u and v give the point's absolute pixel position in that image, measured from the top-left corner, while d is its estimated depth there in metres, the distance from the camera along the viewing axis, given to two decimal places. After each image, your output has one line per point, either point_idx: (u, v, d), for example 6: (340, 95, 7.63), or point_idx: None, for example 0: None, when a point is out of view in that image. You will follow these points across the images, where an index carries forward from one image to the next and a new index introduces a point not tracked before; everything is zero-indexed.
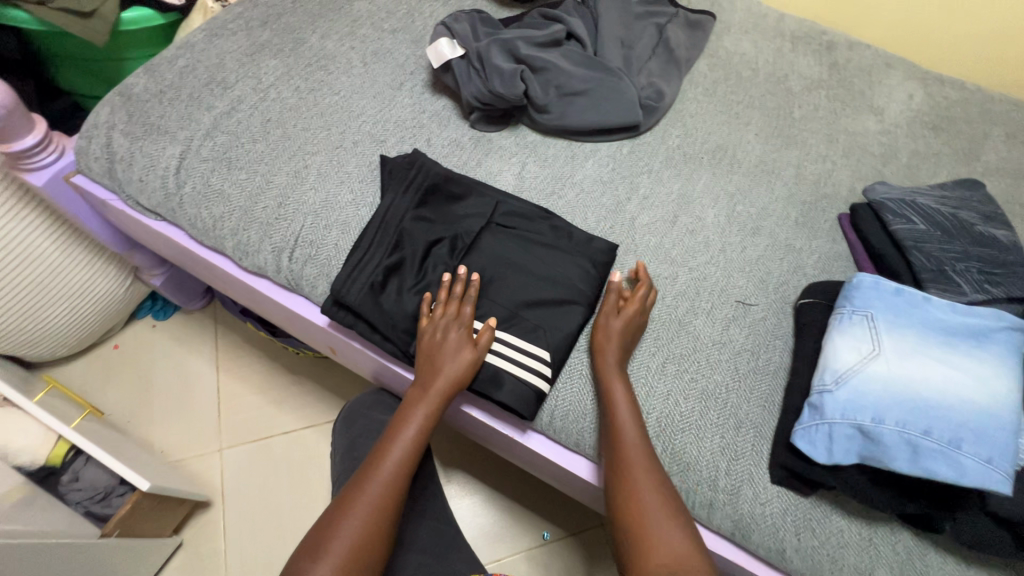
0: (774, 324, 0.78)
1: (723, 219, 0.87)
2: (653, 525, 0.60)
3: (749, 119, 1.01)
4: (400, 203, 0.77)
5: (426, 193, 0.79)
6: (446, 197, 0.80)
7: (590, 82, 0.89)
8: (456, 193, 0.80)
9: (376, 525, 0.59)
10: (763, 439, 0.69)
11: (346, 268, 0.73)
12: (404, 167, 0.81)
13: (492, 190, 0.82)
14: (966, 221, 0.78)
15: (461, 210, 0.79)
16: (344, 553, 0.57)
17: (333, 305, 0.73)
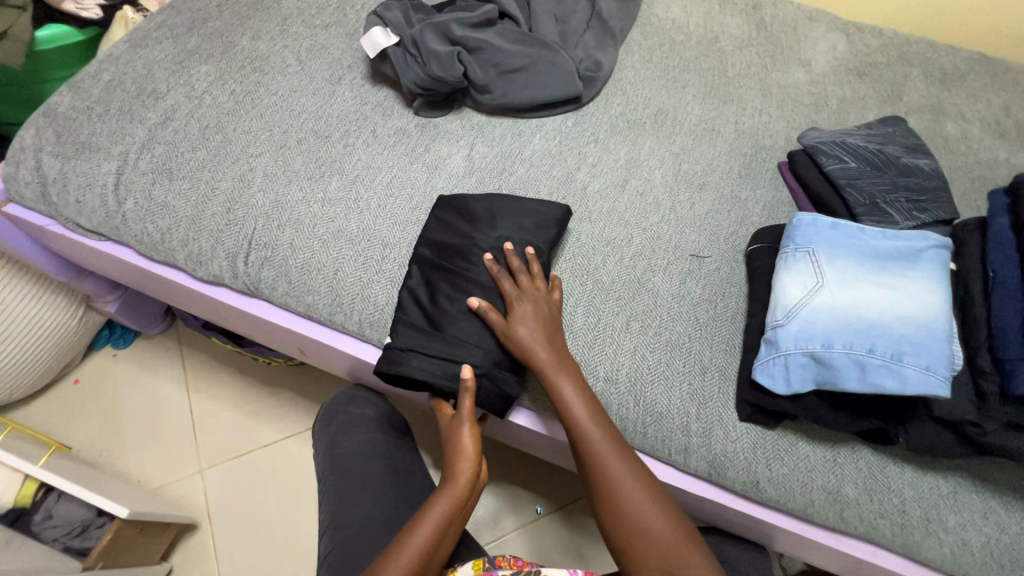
0: (728, 272, 0.81)
1: (670, 179, 0.90)
2: (636, 501, 0.62)
3: (686, 81, 1.04)
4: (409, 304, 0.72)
5: (441, 264, 0.74)
6: (459, 257, 0.75)
7: (527, 58, 0.90)
8: (465, 217, 0.78)
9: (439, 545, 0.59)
10: (728, 380, 0.72)
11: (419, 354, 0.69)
12: (453, 215, 0.78)
13: (508, 200, 0.79)
14: (892, 155, 0.83)
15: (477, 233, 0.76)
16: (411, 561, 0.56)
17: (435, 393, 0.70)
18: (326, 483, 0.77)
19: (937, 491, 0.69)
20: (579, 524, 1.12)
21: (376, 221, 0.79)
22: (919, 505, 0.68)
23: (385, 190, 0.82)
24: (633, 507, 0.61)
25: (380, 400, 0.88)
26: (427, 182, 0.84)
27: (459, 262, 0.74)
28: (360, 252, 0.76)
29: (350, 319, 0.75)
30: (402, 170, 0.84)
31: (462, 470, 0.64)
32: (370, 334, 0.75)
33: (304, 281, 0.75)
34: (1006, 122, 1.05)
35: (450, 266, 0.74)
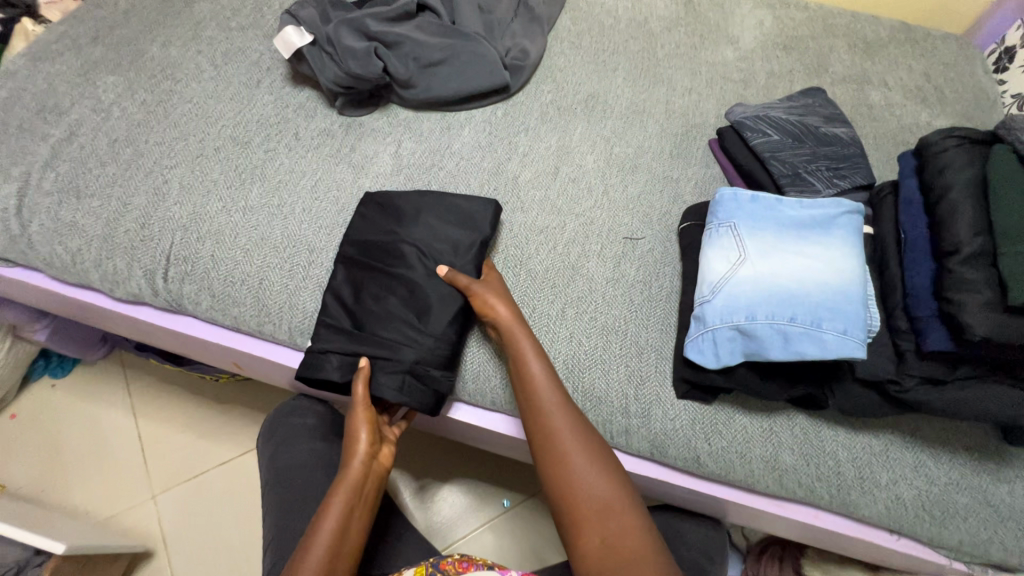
0: (661, 252, 0.82)
1: (602, 163, 0.90)
2: (575, 461, 0.61)
3: (616, 65, 1.04)
4: (333, 308, 0.70)
5: (366, 261, 0.73)
6: (384, 253, 0.73)
7: (449, 50, 0.89)
8: (395, 213, 0.76)
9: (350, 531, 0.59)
10: (665, 359, 0.73)
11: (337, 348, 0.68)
12: (379, 213, 0.76)
13: (437, 197, 0.77)
14: (812, 125, 0.85)
15: (406, 229, 0.75)
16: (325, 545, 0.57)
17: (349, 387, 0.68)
18: (269, 497, 0.75)
19: (869, 450, 0.70)
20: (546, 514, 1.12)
21: (301, 226, 0.77)
22: (853, 465, 0.70)
23: (309, 194, 0.79)
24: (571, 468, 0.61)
25: (325, 408, 0.86)
26: (353, 183, 0.82)
27: (386, 257, 0.73)
28: (286, 259, 0.74)
29: (280, 328, 0.73)
30: (327, 172, 0.82)
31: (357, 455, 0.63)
32: (301, 342, 0.73)
33: (228, 294, 0.73)
34: (927, 87, 1.08)
35: (377, 263, 0.72)
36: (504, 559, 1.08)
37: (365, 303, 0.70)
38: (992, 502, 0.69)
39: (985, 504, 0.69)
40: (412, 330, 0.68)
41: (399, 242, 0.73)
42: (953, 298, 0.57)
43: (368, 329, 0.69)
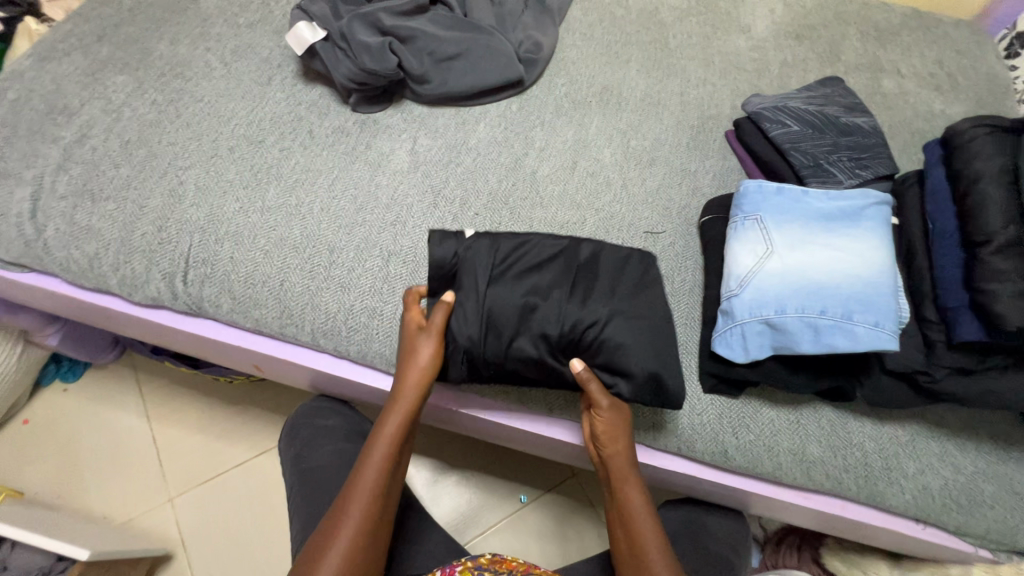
0: (683, 246, 0.81)
1: (620, 156, 0.89)
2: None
3: (629, 56, 1.03)
4: (489, 248, 0.68)
5: (571, 267, 0.69)
6: (580, 275, 0.68)
7: (463, 44, 0.87)
8: (594, 268, 0.69)
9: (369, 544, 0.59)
10: (691, 353, 0.73)
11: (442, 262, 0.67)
12: (578, 262, 0.70)
13: (648, 290, 0.68)
14: (832, 115, 0.84)
15: (595, 282, 0.68)
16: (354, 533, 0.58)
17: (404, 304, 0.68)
18: (294, 499, 0.75)
19: (896, 441, 0.71)
20: (564, 508, 1.13)
21: (320, 226, 0.76)
22: (880, 456, 0.70)
23: (327, 193, 0.78)
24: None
25: (347, 408, 0.86)
26: (370, 181, 0.81)
27: (568, 283, 0.67)
28: (306, 259, 0.73)
29: (302, 329, 0.72)
30: (344, 171, 0.81)
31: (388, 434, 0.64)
32: (325, 343, 0.72)
33: (249, 296, 0.72)
34: (940, 74, 1.08)
35: (570, 274, 0.68)
36: (523, 554, 1.09)
37: (502, 271, 0.67)
38: (1018, 489, 0.70)
39: (1011, 491, 0.70)
40: (484, 331, 0.65)
41: (583, 282, 0.68)
42: (986, 288, 0.57)
43: (466, 293, 0.66)
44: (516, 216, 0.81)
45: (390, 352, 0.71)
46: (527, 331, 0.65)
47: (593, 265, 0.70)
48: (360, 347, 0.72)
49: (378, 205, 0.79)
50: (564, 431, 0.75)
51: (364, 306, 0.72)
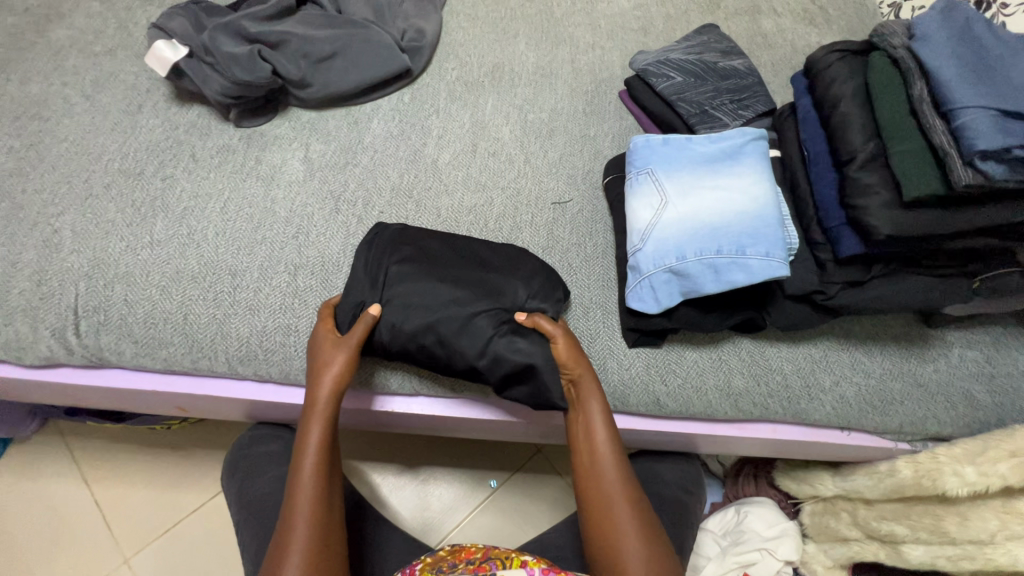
0: (591, 211, 0.83)
1: (519, 132, 0.90)
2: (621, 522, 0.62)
3: (516, 31, 1.03)
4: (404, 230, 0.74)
5: (505, 257, 0.73)
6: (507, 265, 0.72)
7: (339, 41, 0.84)
8: (521, 263, 0.72)
9: None
10: (611, 313, 0.75)
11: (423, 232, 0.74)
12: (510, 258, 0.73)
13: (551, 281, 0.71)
14: (710, 61, 0.87)
15: (516, 272, 0.71)
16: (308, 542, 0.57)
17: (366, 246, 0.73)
18: (242, 533, 0.73)
19: (811, 358, 0.75)
20: (533, 484, 1.15)
21: (217, 251, 0.72)
22: (799, 375, 0.74)
23: (220, 217, 0.75)
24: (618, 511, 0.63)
25: (287, 431, 0.83)
26: (266, 196, 0.78)
27: (498, 271, 0.71)
28: (207, 288, 0.70)
29: (216, 360, 0.69)
30: (236, 190, 0.78)
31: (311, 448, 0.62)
32: (243, 370, 0.70)
33: (152, 336, 0.68)
34: (813, 8, 1.13)
35: (503, 261, 0.72)
36: (501, 538, 1.10)
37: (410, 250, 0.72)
38: (922, 382, 0.75)
39: (916, 385, 0.75)
40: (420, 298, 0.68)
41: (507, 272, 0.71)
42: (857, 204, 0.60)
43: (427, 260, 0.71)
44: (422, 208, 0.80)
45: None
46: (461, 295, 0.68)
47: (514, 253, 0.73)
48: (281, 367, 0.70)
49: (277, 220, 0.76)
50: (503, 412, 0.75)
51: (278, 325, 0.70)
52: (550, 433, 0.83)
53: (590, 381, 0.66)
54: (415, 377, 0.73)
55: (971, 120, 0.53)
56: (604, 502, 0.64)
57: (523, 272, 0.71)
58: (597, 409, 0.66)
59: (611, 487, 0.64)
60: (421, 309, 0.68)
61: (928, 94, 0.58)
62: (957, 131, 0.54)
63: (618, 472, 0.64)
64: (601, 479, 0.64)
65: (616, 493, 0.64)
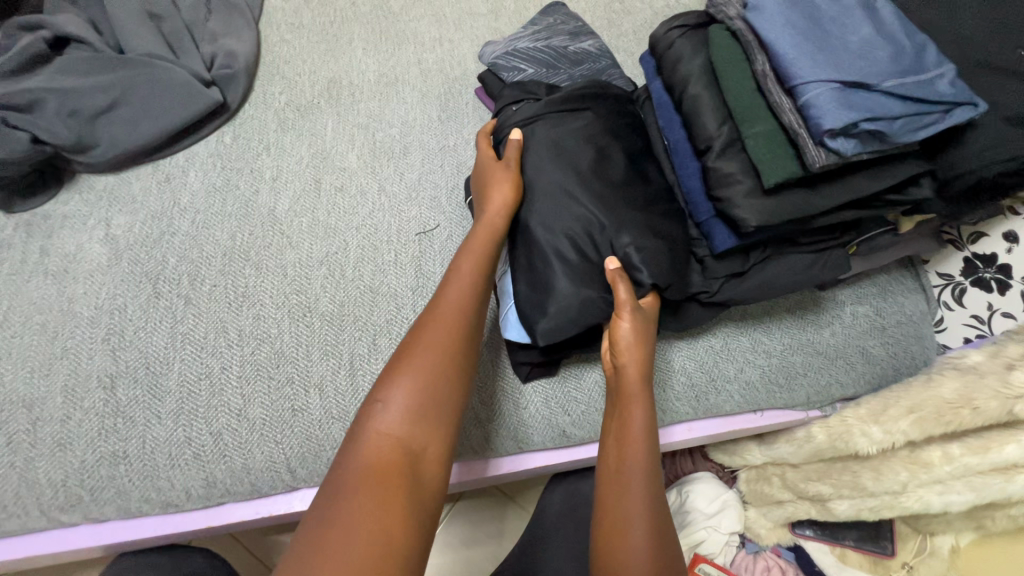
0: (461, 235, 0.75)
1: (368, 156, 0.79)
2: (636, 528, 0.52)
3: (350, 35, 0.90)
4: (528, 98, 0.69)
5: (594, 144, 0.64)
6: (599, 150, 0.63)
7: (116, 88, 0.70)
8: (603, 157, 0.63)
9: (411, 440, 0.50)
10: (497, 350, 0.68)
11: (531, 119, 0.67)
12: (591, 149, 0.63)
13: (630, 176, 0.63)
14: (560, 46, 0.79)
15: (611, 155, 0.63)
16: (418, 380, 0.52)
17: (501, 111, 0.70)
18: None
19: (712, 350, 0.72)
20: (477, 511, 1.03)
21: (3, 379, 0.59)
22: (702, 371, 0.71)
23: (1, 335, 0.61)
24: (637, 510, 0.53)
25: (162, 552, 0.72)
26: (60, 295, 0.64)
27: (580, 160, 0.63)
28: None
29: (29, 516, 0.56)
30: (18, 296, 0.63)
31: (463, 273, 0.59)
32: (69, 518, 0.58)
33: None
34: None
35: (596, 146, 0.63)
36: None
37: (543, 111, 0.66)
38: (820, 349, 0.74)
39: (816, 354, 0.74)
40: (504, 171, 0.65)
41: (594, 157, 0.63)
42: (721, 196, 0.55)
43: (559, 116, 0.66)
44: (263, 271, 0.69)
45: (157, 493, 0.59)
46: (541, 170, 0.64)
47: (612, 148, 0.64)
48: (116, 504, 0.58)
49: (79, 322, 0.62)
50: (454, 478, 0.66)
51: (100, 456, 0.58)
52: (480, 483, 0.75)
53: (637, 365, 0.58)
54: (287, 474, 0.61)
55: (815, 97, 0.49)
56: (624, 508, 0.53)
57: (603, 171, 0.62)
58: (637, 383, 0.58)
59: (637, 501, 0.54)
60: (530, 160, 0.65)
61: (770, 69, 0.53)
62: (803, 109, 0.50)
63: (647, 483, 0.54)
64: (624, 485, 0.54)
65: (637, 509, 0.53)
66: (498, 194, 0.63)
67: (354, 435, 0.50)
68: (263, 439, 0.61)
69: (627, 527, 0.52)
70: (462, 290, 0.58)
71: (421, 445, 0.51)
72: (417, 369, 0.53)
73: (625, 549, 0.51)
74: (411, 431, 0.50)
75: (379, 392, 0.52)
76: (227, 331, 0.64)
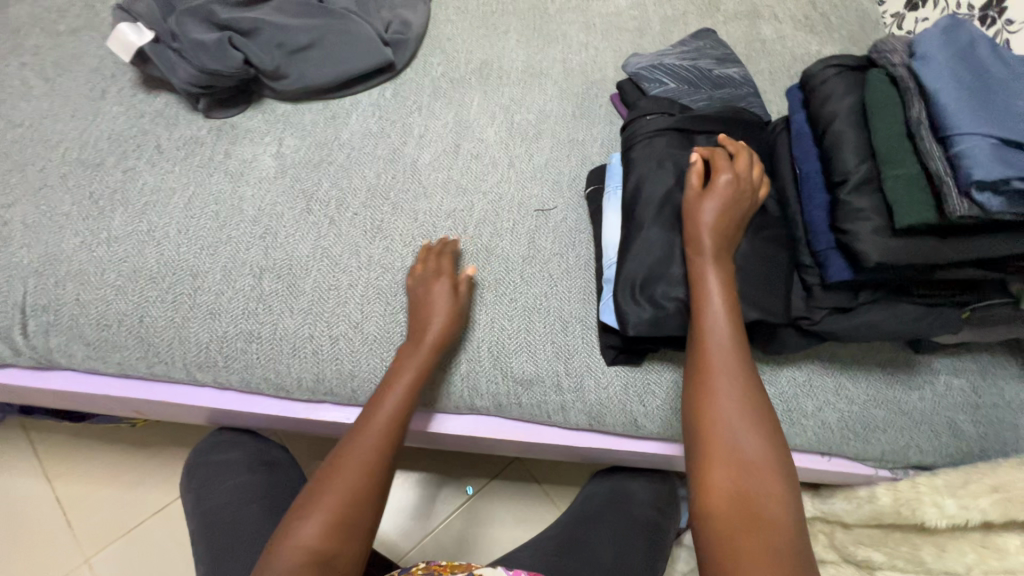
0: (575, 221, 0.79)
1: (504, 134, 0.86)
2: (733, 447, 0.50)
3: (506, 26, 0.99)
4: (663, 109, 0.71)
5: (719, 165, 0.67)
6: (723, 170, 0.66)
7: (316, 31, 0.81)
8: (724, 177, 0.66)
9: (345, 530, 0.53)
10: (590, 329, 0.72)
11: (661, 129, 0.69)
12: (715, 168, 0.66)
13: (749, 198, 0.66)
14: (705, 69, 0.83)
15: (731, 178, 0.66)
16: (333, 512, 0.53)
17: (630, 117, 0.72)
18: (197, 543, 0.69)
19: (794, 383, 0.73)
20: (511, 492, 1.09)
21: (177, 249, 0.69)
22: (781, 399, 0.72)
23: (182, 213, 0.71)
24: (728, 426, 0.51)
25: (250, 437, 0.80)
26: (233, 193, 0.74)
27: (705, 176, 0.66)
28: (167, 289, 0.67)
29: (174, 366, 0.66)
30: (201, 185, 0.74)
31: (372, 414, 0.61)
32: (202, 377, 0.67)
33: (104, 339, 0.65)
34: (814, 16, 1.09)
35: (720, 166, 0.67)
36: (477, 549, 1.04)
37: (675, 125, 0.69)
38: (905, 410, 0.73)
39: (900, 413, 0.73)
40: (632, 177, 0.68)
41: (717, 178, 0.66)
42: (847, 229, 0.57)
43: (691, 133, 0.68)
44: (398, 211, 0.77)
45: (276, 376, 0.67)
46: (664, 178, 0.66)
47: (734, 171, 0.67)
48: (242, 375, 0.67)
49: (244, 218, 0.72)
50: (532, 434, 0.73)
51: (239, 331, 0.66)
52: (542, 450, 0.79)
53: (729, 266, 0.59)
54: None
55: (971, 148, 0.51)
56: (717, 431, 0.52)
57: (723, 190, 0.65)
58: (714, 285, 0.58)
59: (766, 494, 0.48)
60: (659, 164, 0.67)
61: (926, 118, 0.56)
62: (956, 158, 0.52)
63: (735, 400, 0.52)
64: (727, 427, 0.52)
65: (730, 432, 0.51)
66: (428, 326, 0.65)
67: (280, 536, 0.52)
68: (370, 353, 0.68)
69: (715, 449, 0.51)
70: (369, 444, 0.58)
71: (352, 538, 0.53)
72: (340, 490, 0.54)
73: (718, 476, 0.50)
74: (344, 529, 0.53)
75: (312, 499, 0.54)
76: (359, 254, 0.72)
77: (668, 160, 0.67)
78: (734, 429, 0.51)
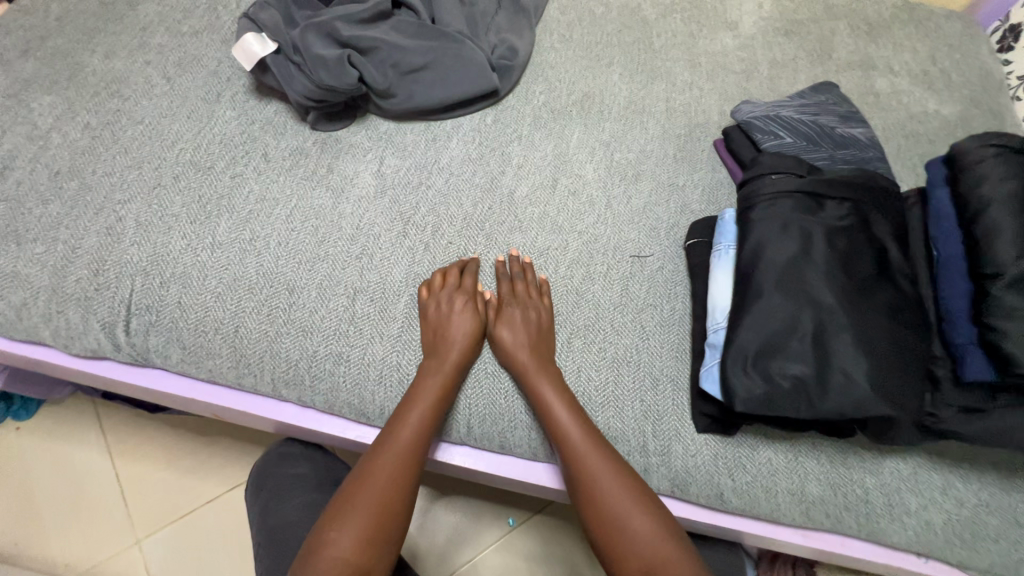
0: (671, 272, 0.76)
1: (603, 172, 0.84)
2: (636, 540, 0.58)
3: (610, 59, 0.96)
4: (790, 171, 0.67)
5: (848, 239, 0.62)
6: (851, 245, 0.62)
7: (430, 53, 0.80)
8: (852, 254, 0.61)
9: (376, 536, 0.57)
10: (682, 391, 0.68)
11: (789, 192, 0.64)
12: (845, 243, 0.62)
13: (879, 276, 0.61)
14: (826, 125, 0.79)
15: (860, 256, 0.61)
16: (365, 521, 0.57)
17: (751, 174, 0.68)
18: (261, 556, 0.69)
19: (898, 475, 0.67)
20: (554, 531, 1.05)
21: (276, 262, 0.69)
22: (882, 492, 0.67)
23: (283, 225, 0.72)
24: (625, 521, 0.59)
25: (315, 450, 0.80)
26: (333, 209, 0.74)
27: (834, 250, 0.61)
28: (263, 301, 0.67)
29: (262, 379, 0.66)
30: (303, 198, 0.74)
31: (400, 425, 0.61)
32: (287, 393, 0.67)
33: (200, 344, 0.66)
34: (934, 72, 1.03)
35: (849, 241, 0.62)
36: None
37: (806, 189, 0.64)
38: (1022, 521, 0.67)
39: (1015, 524, 0.67)
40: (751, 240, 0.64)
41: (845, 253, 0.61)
42: (994, 326, 0.53)
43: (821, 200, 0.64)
44: (492, 243, 0.75)
45: (359, 402, 0.66)
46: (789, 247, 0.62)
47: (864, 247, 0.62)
48: (326, 396, 0.66)
49: (341, 236, 0.72)
50: None
51: (328, 351, 0.66)
52: None
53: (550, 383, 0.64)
54: (463, 427, 0.67)
55: None
56: (618, 530, 0.59)
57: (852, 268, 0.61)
58: (558, 404, 0.63)
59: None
60: (785, 232, 0.62)
61: None
62: None
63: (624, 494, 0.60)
64: (630, 527, 0.58)
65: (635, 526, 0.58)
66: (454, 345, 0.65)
67: (312, 549, 0.56)
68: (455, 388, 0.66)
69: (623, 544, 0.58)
70: (391, 455, 0.60)
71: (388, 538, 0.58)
72: (366, 505, 0.57)
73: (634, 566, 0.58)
74: (378, 535, 0.57)
75: (344, 514, 0.57)
76: None
77: (794, 227, 0.62)
78: (637, 530, 0.58)
